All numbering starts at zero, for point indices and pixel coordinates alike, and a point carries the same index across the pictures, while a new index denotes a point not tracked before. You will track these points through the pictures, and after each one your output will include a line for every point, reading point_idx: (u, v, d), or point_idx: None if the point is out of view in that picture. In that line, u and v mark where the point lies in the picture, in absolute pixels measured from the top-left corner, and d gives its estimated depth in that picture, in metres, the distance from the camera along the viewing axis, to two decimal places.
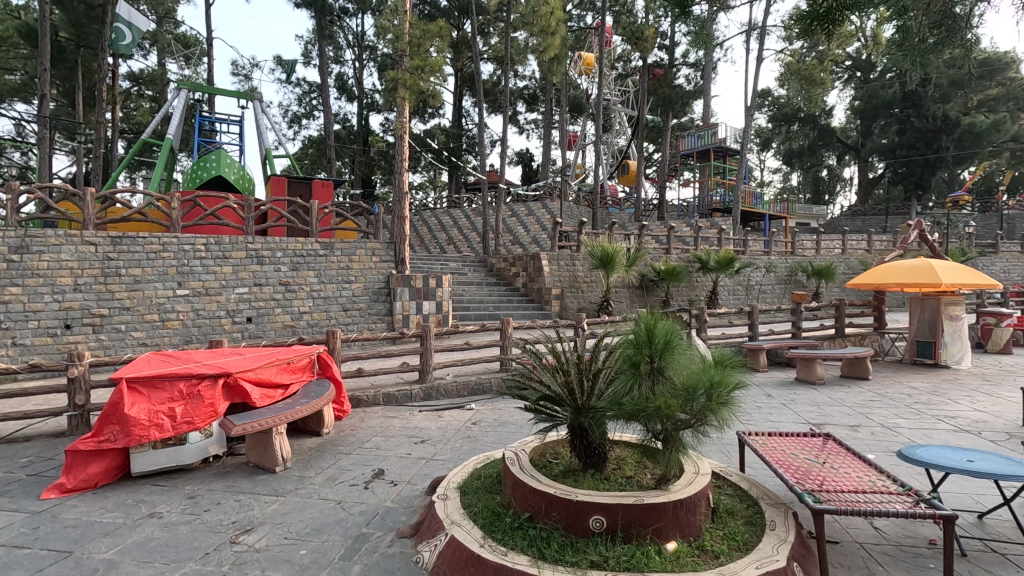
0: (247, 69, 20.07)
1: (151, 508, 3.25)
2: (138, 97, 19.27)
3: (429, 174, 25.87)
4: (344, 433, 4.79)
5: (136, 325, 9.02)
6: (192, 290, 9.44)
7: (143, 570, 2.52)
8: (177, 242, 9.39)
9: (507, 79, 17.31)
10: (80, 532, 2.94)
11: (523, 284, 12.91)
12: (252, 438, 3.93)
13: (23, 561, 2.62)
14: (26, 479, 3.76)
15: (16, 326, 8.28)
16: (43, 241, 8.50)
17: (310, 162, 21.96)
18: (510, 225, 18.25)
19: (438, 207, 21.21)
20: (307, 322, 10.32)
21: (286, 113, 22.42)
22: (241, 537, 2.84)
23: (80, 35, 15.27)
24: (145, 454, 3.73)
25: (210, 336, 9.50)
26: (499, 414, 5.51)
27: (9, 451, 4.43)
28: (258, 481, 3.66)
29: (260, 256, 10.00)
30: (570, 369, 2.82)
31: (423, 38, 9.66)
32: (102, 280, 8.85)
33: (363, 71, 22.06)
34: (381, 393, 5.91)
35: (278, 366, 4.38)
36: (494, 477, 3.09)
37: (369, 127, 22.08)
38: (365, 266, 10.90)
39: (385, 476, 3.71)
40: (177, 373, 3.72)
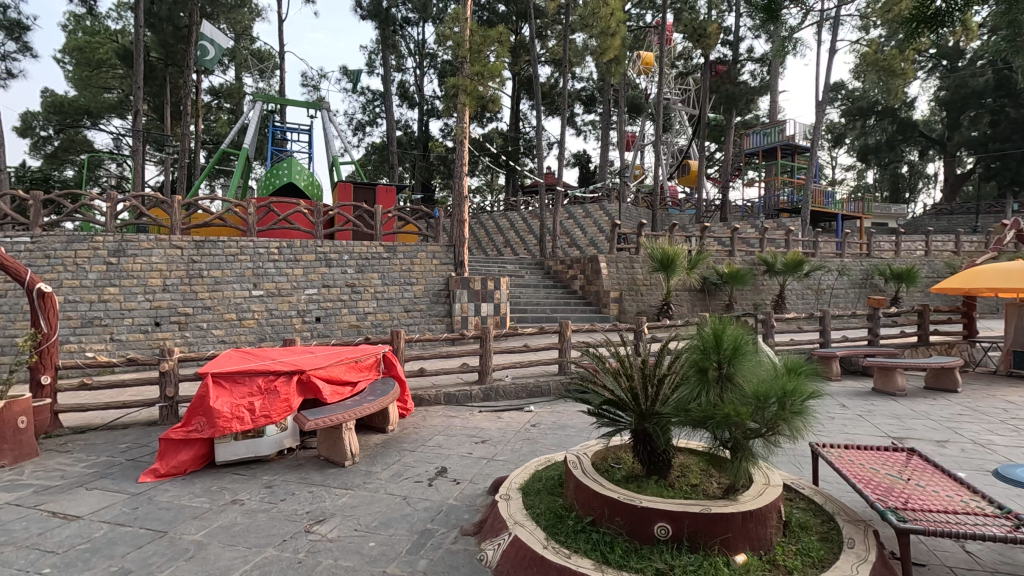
0: (315, 80, 21.05)
1: (233, 495, 3.47)
2: (217, 109, 20.58)
3: (486, 178, 26.22)
4: (408, 431, 4.94)
5: (216, 323, 9.61)
6: (266, 291, 10.00)
7: (229, 552, 2.71)
8: (253, 245, 10.02)
9: (567, 81, 17.10)
10: (173, 514, 3.19)
11: (581, 287, 12.85)
12: (322, 433, 4.12)
13: (125, 538, 2.88)
14: (125, 464, 4.12)
15: (113, 323, 9.03)
16: (138, 245, 9.31)
17: (373, 168, 22.74)
18: (567, 227, 18.20)
19: (495, 210, 21.45)
20: (372, 322, 10.66)
21: (350, 121, 23.31)
22: (315, 527, 2.99)
23: (169, 54, 16.49)
24: (228, 445, 3.99)
25: (283, 335, 10.00)
26: (559, 416, 5.50)
27: (111, 437, 4.86)
28: (328, 475, 3.83)
29: (328, 259, 10.50)
30: (634, 373, 2.80)
31: (482, 44, 9.80)
32: (187, 282, 9.53)
33: (423, 78, 22.63)
34: (442, 393, 6.04)
35: (347, 364, 4.57)
36: (555, 479, 3.10)
37: (429, 133, 22.61)
38: (426, 269, 11.18)
39: (447, 474, 3.80)
40: (256, 369, 3.96)
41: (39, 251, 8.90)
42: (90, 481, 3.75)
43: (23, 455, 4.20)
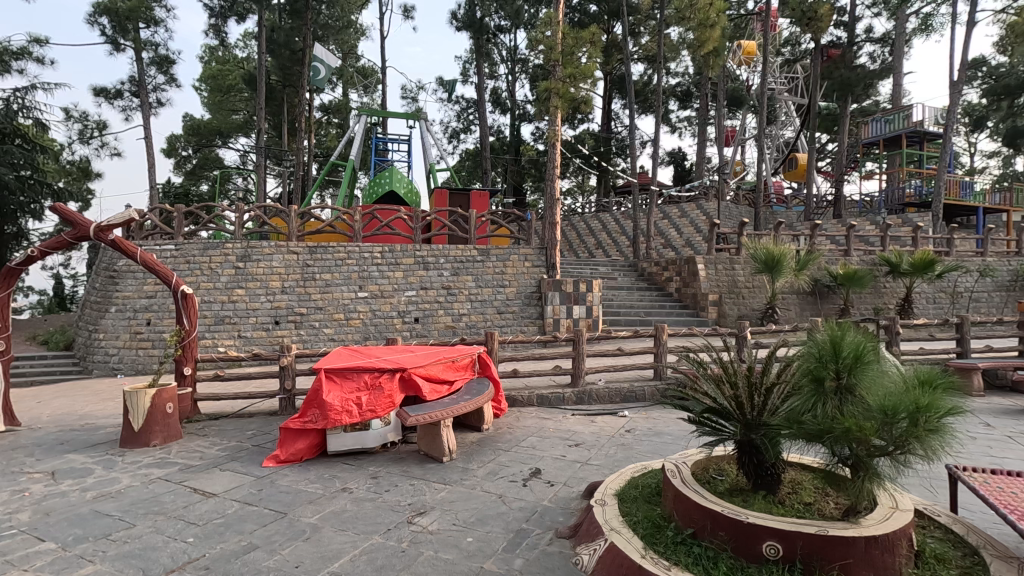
0: (414, 92, 22.12)
1: (342, 483, 3.73)
2: (327, 124, 22.22)
3: (577, 179, 26.10)
4: (502, 430, 5.03)
5: (327, 322, 10.36)
6: (370, 293, 10.63)
7: (341, 536, 2.91)
8: (359, 250, 10.75)
9: (661, 77, 16.46)
10: (292, 497, 3.48)
11: (676, 289, 12.39)
12: (423, 429, 4.30)
13: (252, 516, 3.18)
14: (251, 449, 4.55)
15: (240, 321, 10.02)
16: (261, 251, 10.33)
17: (467, 173, 23.46)
18: (662, 228, 17.64)
19: (587, 212, 21.27)
20: (466, 323, 10.92)
21: (446, 130, 24.19)
22: (416, 518, 3.13)
23: (286, 76, 18.06)
24: (338, 436, 4.28)
25: (385, 334, 10.55)
26: (655, 423, 5.34)
27: (239, 424, 5.41)
28: (427, 469, 3.99)
29: (426, 262, 10.98)
30: (738, 380, 2.65)
31: (574, 46, 9.74)
32: (302, 284, 10.40)
33: (515, 84, 22.96)
34: (534, 394, 6.09)
35: (445, 363, 4.74)
36: (653, 487, 3.01)
37: (520, 137, 22.87)
38: (518, 271, 11.35)
39: (541, 475, 3.82)
40: (363, 366, 4.22)
41: (182, 258, 10.11)
42: (224, 463, 4.19)
43: (170, 436, 4.78)
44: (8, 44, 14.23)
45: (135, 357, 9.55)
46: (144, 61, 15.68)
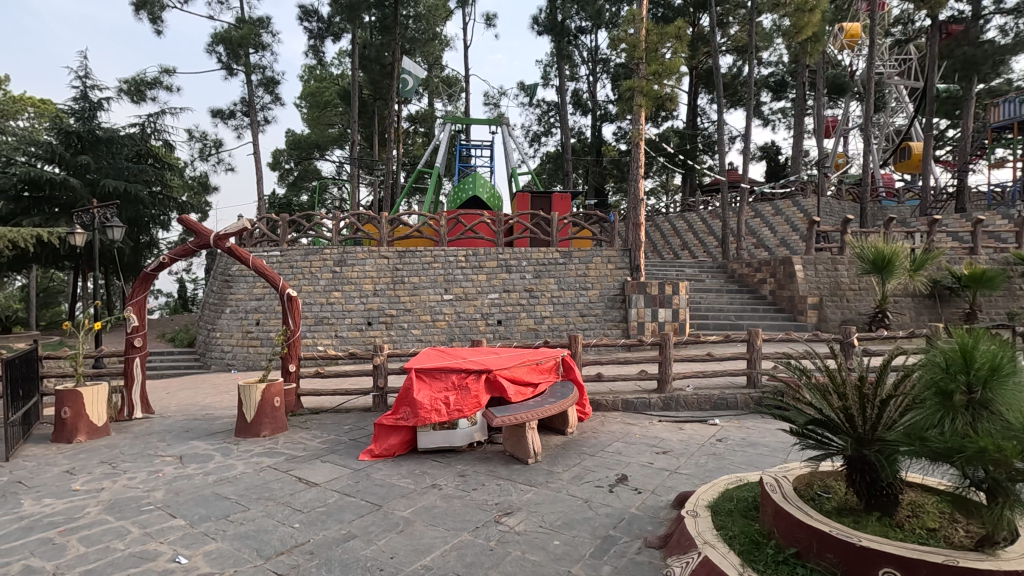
0: (496, 98, 22.55)
1: (432, 479, 3.86)
2: (414, 134, 23.12)
3: (661, 179, 25.41)
4: (587, 434, 4.98)
5: (415, 324, 10.78)
6: (455, 295, 10.94)
7: (432, 531, 3.02)
8: (444, 253, 11.12)
9: (753, 69, 15.60)
10: (386, 490, 3.65)
11: (771, 291, 11.69)
12: (508, 430, 4.35)
13: (350, 506, 3.37)
14: (348, 443, 4.83)
15: (337, 321, 10.68)
16: (355, 256, 10.98)
17: (548, 176, 23.55)
18: (754, 227, 16.74)
19: (672, 211, 20.59)
20: (549, 325, 10.91)
21: (527, 133, 24.39)
22: (503, 518, 3.17)
23: (377, 90, 19.02)
24: (427, 434, 4.43)
25: (470, 336, 10.80)
26: (750, 432, 5.05)
27: (338, 419, 5.76)
28: (513, 470, 4.04)
29: (509, 265, 11.14)
30: (848, 391, 2.48)
31: (659, 42, 9.45)
32: (392, 287, 10.91)
33: (597, 84, 22.69)
34: (619, 399, 5.98)
35: (530, 365, 4.76)
36: (749, 502, 2.84)
37: (602, 137, 22.57)
38: (601, 274, 11.19)
39: (628, 482, 3.74)
40: (451, 366, 4.34)
41: (287, 263, 10.95)
42: (325, 455, 4.48)
43: (278, 428, 5.18)
44: (144, 76, 16.12)
45: (246, 354, 10.45)
46: (254, 84, 17.17)
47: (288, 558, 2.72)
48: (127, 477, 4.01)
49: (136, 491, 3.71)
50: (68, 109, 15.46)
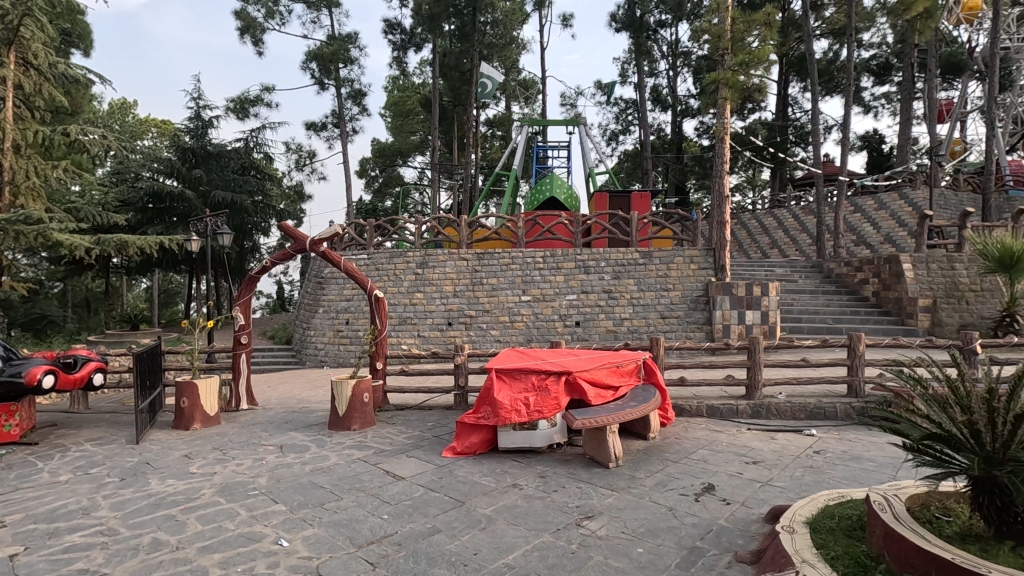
0: (573, 98, 22.42)
1: (512, 479, 3.90)
2: (492, 138, 23.47)
3: (747, 174, 24.18)
4: (670, 440, 4.82)
5: (493, 324, 10.95)
6: (533, 297, 10.99)
7: (513, 530, 3.04)
8: (522, 255, 11.21)
9: (852, 52, 14.41)
10: (467, 487, 3.73)
11: (874, 292, 10.76)
12: (588, 433, 4.30)
13: (434, 501, 3.47)
14: (432, 439, 4.99)
15: (419, 321, 11.08)
16: (437, 258, 11.35)
17: (626, 175, 23.13)
18: (853, 223, 15.50)
19: (759, 208, 19.51)
20: (628, 327, 10.68)
21: (604, 132, 24.05)
22: (584, 521, 3.14)
23: (457, 96, 19.52)
24: (508, 433, 4.48)
25: (548, 337, 10.80)
26: (851, 445, 4.67)
27: (422, 416, 5.96)
28: (593, 474, 3.99)
29: (587, 266, 11.03)
30: (974, 405, 2.22)
31: (745, 30, 8.96)
32: (472, 288, 11.16)
33: (677, 79, 21.96)
34: (704, 405, 5.74)
35: (610, 368, 4.68)
36: (854, 520, 2.62)
37: (683, 133, 21.80)
38: (683, 275, 10.79)
39: (716, 492, 3.58)
40: (531, 367, 4.36)
41: (373, 266, 11.52)
42: (410, 450, 4.65)
43: (367, 423, 5.44)
44: (247, 94, 17.54)
45: (337, 351, 11.08)
46: (343, 96, 18.19)
47: (378, 548, 2.84)
48: (235, 463, 4.38)
49: (243, 477, 4.04)
50: (184, 127, 17.11)
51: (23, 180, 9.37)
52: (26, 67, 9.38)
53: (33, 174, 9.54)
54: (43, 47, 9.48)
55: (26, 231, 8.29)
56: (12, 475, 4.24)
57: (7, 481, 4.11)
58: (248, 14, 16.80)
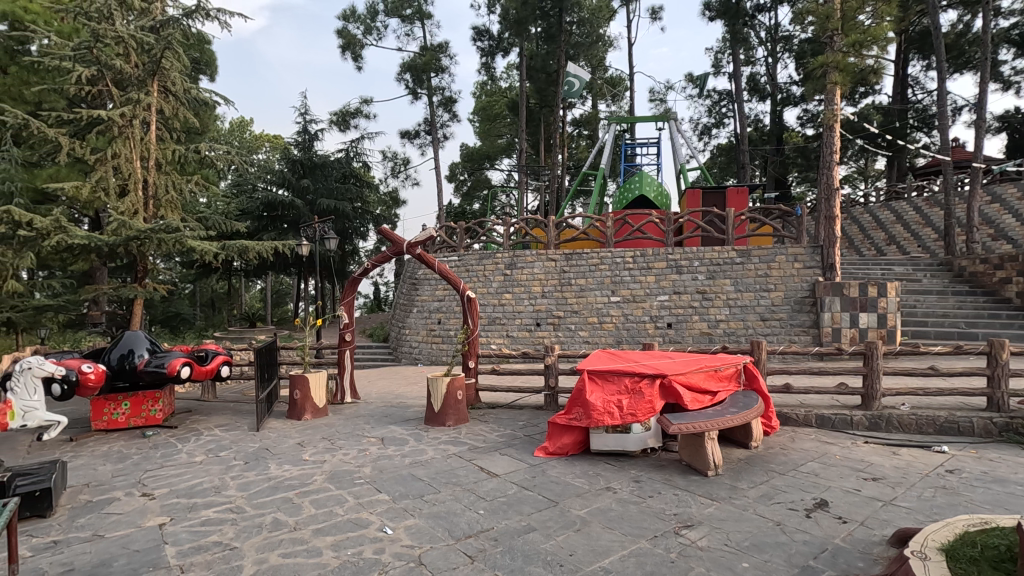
0: (662, 93, 21.74)
1: (606, 482, 3.84)
2: (578, 137, 23.33)
3: (858, 164, 22.19)
4: (775, 451, 4.53)
5: (582, 325, 10.86)
6: (622, 297, 10.79)
7: (608, 534, 3.00)
8: (611, 255, 11.07)
9: (988, 21, 12.72)
10: (560, 488, 3.73)
11: (1018, 293, 9.46)
12: (685, 438, 4.14)
13: (527, 500, 3.51)
14: (523, 438, 5.04)
15: (509, 321, 11.26)
16: (525, 260, 11.50)
17: (720, 169, 22.09)
18: (990, 215, 13.72)
19: (873, 201, 17.86)
20: (724, 330, 10.17)
21: (696, 127, 23.11)
22: (684, 531, 3.02)
23: (543, 97, 19.56)
24: (600, 435, 4.43)
25: (638, 339, 10.54)
26: (993, 466, 4.13)
27: (513, 415, 6.05)
28: (691, 482, 3.83)
29: (679, 266, 10.66)
30: None
31: (857, 7, 8.20)
32: (560, 289, 11.16)
33: (777, 65, 20.60)
34: (813, 414, 5.33)
35: (707, 372, 4.47)
36: (1003, 550, 2.31)
37: (783, 123, 20.41)
38: (786, 274, 10.10)
39: (829, 509, 3.31)
40: (624, 369, 4.29)
41: (464, 267, 11.90)
42: (503, 448, 4.73)
43: (461, 419, 5.60)
44: (348, 107, 18.72)
45: (430, 350, 11.52)
46: (435, 104, 18.88)
47: (475, 542, 2.92)
48: (343, 452, 4.68)
49: (350, 466, 4.31)
50: (294, 141, 18.58)
51: (163, 194, 10.61)
52: (166, 93, 10.62)
53: (170, 188, 10.76)
54: (180, 75, 10.64)
55: (166, 238, 9.32)
56: (158, 454, 4.83)
57: (154, 459, 4.67)
58: (349, 32, 17.94)
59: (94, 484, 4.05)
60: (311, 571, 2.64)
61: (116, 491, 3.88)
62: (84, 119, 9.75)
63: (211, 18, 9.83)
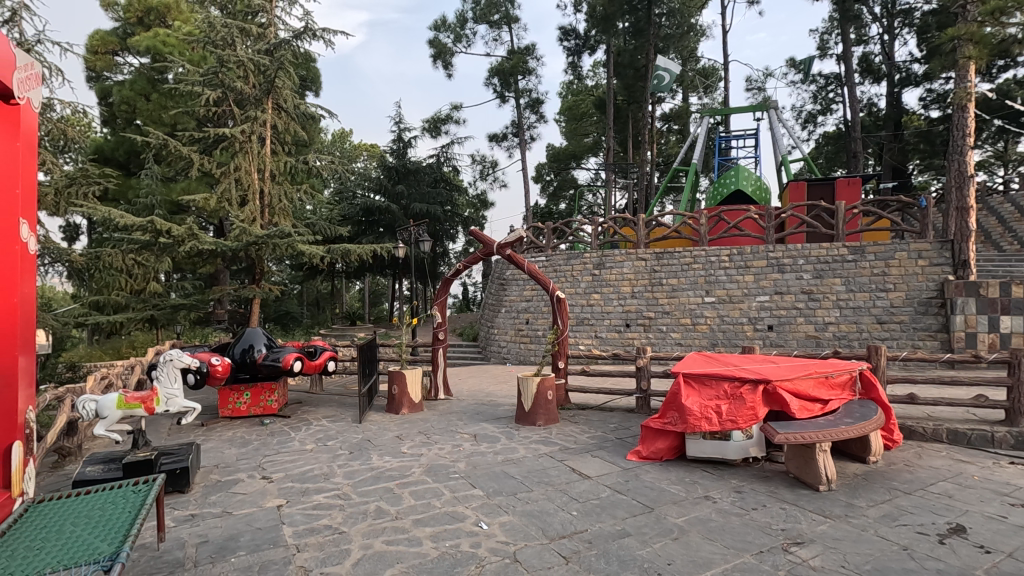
0: (760, 81, 20.46)
1: (705, 490, 3.68)
2: (668, 133, 22.54)
3: (997, 147, 19.59)
4: (898, 467, 4.11)
5: (674, 327, 10.49)
6: (718, 298, 10.29)
7: (708, 545, 2.86)
8: (705, 254, 10.59)
9: None
10: (656, 494, 3.62)
11: None
12: (792, 449, 3.87)
13: (621, 504, 3.44)
14: (615, 441, 4.96)
15: (598, 322, 11.13)
16: (614, 259, 11.32)
17: (827, 160, 20.45)
18: None
19: (1016, 188, 15.69)
20: (834, 333, 9.41)
21: (798, 115, 21.54)
22: (793, 548, 2.82)
23: (631, 94, 19.13)
24: (697, 442, 4.25)
25: (736, 342, 10.02)
26: None
27: (604, 417, 5.96)
28: (800, 496, 3.57)
29: (782, 265, 9.98)
30: None
31: None
32: (651, 289, 10.86)
33: (895, 43, 18.70)
34: (945, 429, 4.77)
35: (817, 379, 4.14)
36: None
37: (902, 106, 18.49)
38: (907, 272, 9.14)
39: (967, 535, 2.95)
40: (723, 374, 4.08)
41: (552, 267, 11.92)
42: (594, 450, 4.68)
43: (551, 419, 5.61)
44: (439, 114, 19.40)
45: (519, 350, 11.64)
46: (522, 106, 19.06)
47: (569, 543, 2.91)
48: (438, 446, 4.86)
49: (446, 460, 4.46)
50: (389, 149, 19.55)
51: (277, 203, 11.58)
52: (279, 110, 11.57)
53: (283, 198, 11.74)
54: (290, 92, 11.54)
55: (280, 243, 10.14)
56: (275, 441, 5.27)
57: (272, 445, 5.10)
58: (440, 41, 18.57)
59: (223, 466, 4.50)
60: (411, 560, 2.75)
61: (240, 473, 4.28)
62: (211, 137, 10.85)
63: (317, 38, 10.59)
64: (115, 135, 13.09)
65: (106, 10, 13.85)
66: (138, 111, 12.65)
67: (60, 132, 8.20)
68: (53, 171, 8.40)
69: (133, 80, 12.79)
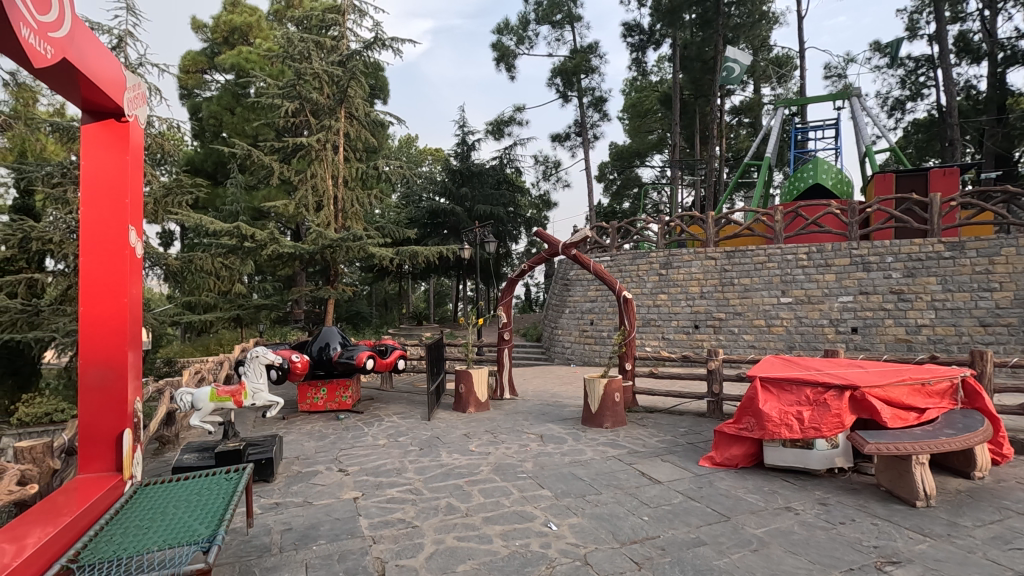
0: (840, 67, 19.21)
1: (785, 501, 3.49)
2: (738, 126, 21.60)
3: None
4: (1009, 485, 3.72)
5: (746, 328, 10.05)
6: (795, 298, 9.76)
7: (792, 559, 2.71)
8: (781, 252, 10.06)
9: None
10: (732, 502, 3.47)
11: None
12: (885, 460, 3.60)
13: (694, 511, 3.32)
14: (687, 446, 4.80)
15: (665, 323, 10.85)
16: (681, 258, 10.98)
17: (917, 149, 18.91)
18: None
19: None
20: (929, 336, 8.69)
21: (884, 102, 20.04)
22: (888, 567, 2.62)
23: (698, 88, 18.51)
24: (776, 449, 4.04)
25: (815, 345, 9.47)
26: None
27: (674, 421, 5.79)
28: (894, 511, 3.31)
29: (867, 263, 9.33)
30: None
31: None
32: (721, 289, 10.45)
33: (998, 18, 17.02)
34: None
35: (912, 386, 3.83)
36: None
37: (1007, 87, 16.79)
38: (1016, 270, 8.29)
39: None
40: (804, 379, 3.86)
41: (617, 267, 11.73)
42: (665, 454, 4.55)
43: (619, 422, 5.51)
44: (502, 116, 19.56)
45: (583, 351, 11.53)
46: (585, 105, 18.89)
47: (642, 548, 2.84)
48: (505, 446, 4.89)
49: (513, 459, 4.48)
50: (453, 152, 19.94)
51: (349, 208, 12.09)
52: (352, 118, 12.08)
53: (355, 203, 12.24)
54: (361, 101, 12.03)
55: (352, 246, 10.58)
56: (350, 435, 5.49)
57: (347, 439, 5.32)
58: (503, 44, 18.74)
59: (303, 458, 4.74)
60: (482, 557, 2.79)
61: (319, 465, 4.49)
62: (289, 147, 11.49)
63: (386, 47, 10.97)
64: (204, 147, 14.10)
65: (197, 32, 14.98)
66: (224, 124, 13.60)
67: (158, 145, 8.97)
68: (152, 182, 9.17)
69: (219, 96, 13.76)
